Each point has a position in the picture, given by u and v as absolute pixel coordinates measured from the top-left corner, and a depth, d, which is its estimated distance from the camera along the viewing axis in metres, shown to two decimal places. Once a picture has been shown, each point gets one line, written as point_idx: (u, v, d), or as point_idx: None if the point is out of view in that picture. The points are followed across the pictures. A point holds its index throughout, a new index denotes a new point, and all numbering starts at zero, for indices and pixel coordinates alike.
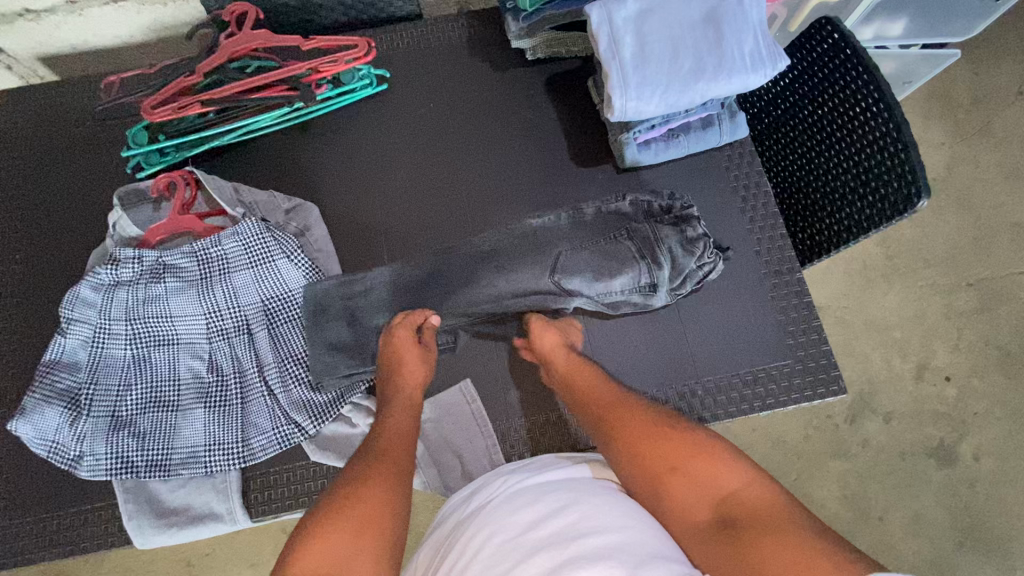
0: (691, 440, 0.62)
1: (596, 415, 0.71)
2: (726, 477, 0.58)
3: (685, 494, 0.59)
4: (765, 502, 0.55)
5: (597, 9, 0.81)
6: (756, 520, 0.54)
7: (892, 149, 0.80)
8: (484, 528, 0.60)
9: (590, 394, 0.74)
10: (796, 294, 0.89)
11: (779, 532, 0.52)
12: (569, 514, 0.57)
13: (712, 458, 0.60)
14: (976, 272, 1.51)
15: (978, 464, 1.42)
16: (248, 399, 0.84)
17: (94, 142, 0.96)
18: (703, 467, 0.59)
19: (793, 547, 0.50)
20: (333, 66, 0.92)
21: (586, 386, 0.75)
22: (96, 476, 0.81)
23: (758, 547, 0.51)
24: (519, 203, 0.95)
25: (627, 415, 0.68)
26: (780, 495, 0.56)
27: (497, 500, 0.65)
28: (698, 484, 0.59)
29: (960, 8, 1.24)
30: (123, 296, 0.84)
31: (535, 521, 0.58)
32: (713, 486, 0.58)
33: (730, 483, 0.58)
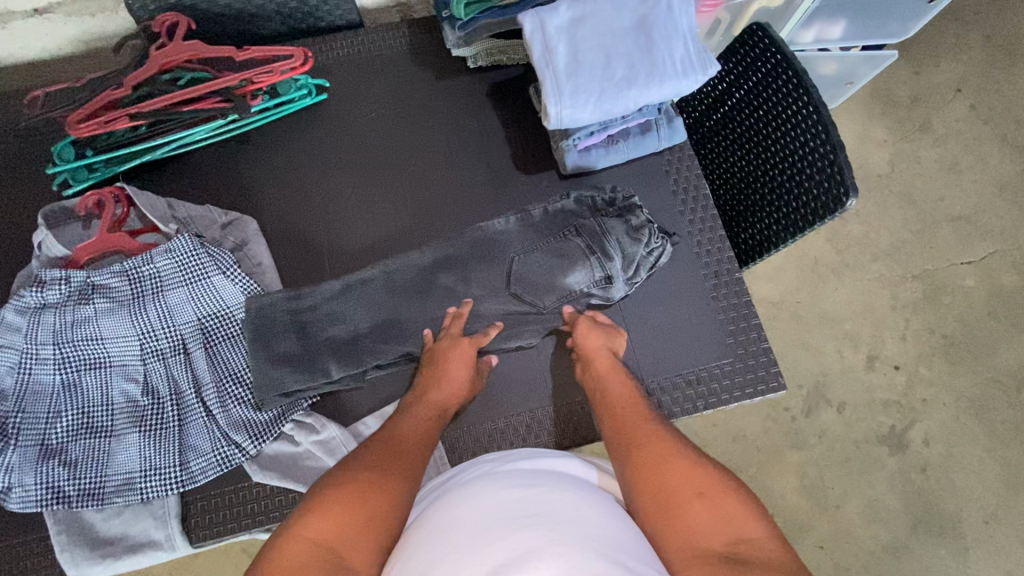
0: (722, 476, 0.62)
1: (625, 427, 0.71)
2: (746, 522, 0.58)
3: (701, 522, 0.58)
4: (781, 557, 0.55)
5: (530, 17, 0.82)
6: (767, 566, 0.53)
7: (822, 151, 0.83)
8: (470, 498, 0.59)
9: (623, 409, 0.74)
10: (736, 293, 0.91)
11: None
12: (550, 501, 0.58)
13: (738, 502, 0.59)
14: (921, 264, 1.57)
15: (928, 449, 1.47)
16: (186, 420, 0.82)
17: (19, 159, 0.92)
18: (724, 507, 0.59)
19: None
20: (269, 78, 0.90)
21: (623, 400, 0.76)
22: (26, 508, 0.78)
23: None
24: (465, 210, 0.95)
25: (661, 436, 0.68)
26: (795, 557, 0.55)
27: (478, 478, 0.64)
28: (717, 517, 0.58)
29: (895, 11, 1.28)
30: (49, 320, 0.80)
31: (521, 499, 0.58)
32: (731, 523, 0.58)
33: (749, 528, 0.57)
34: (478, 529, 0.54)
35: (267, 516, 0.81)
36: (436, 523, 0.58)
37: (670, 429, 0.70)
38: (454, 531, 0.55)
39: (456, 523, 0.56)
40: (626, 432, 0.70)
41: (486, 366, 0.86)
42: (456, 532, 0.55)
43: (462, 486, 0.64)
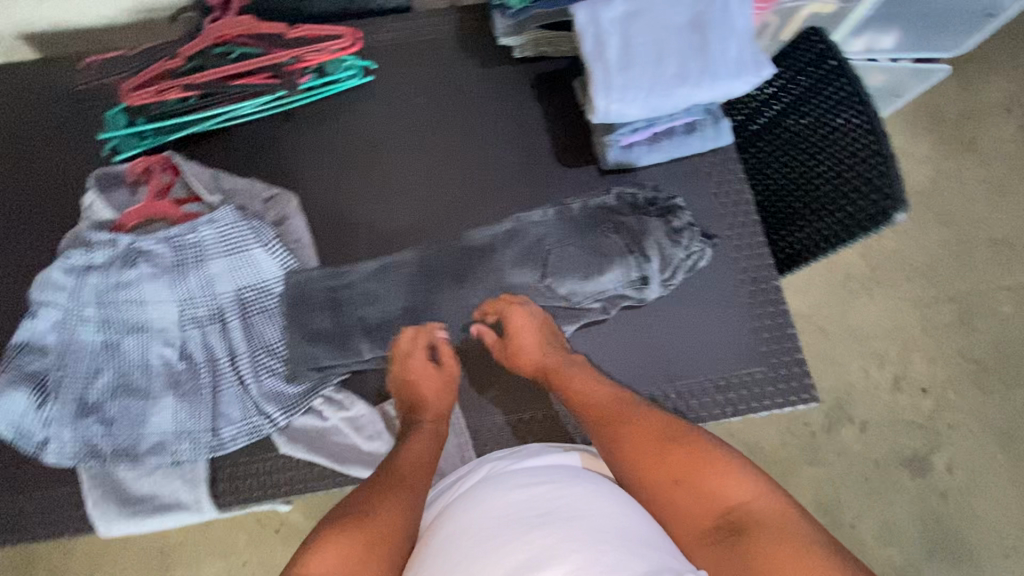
0: (701, 447, 0.65)
1: (596, 422, 0.72)
2: (735, 489, 0.61)
3: (693, 503, 0.61)
4: (774, 512, 0.59)
5: (584, 9, 0.81)
6: (761, 528, 0.57)
7: (872, 160, 0.82)
8: (480, 500, 0.62)
9: (588, 399, 0.74)
10: (773, 301, 0.89)
11: (787, 540, 0.56)
12: (560, 495, 0.60)
13: (722, 471, 0.63)
14: (956, 286, 1.53)
15: (951, 475, 1.43)
16: (218, 388, 0.83)
17: (70, 121, 0.94)
18: (708, 481, 0.62)
19: (799, 552, 0.54)
20: (318, 56, 0.92)
21: (584, 389, 0.76)
22: (63, 461, 0.80)
23: (765, 555, 0.55)
24: (502, 200, 0.95)
25: (632, 421, 0.69)
26: (787, 504, 0.59)
27: (487, 479, 0.66)
28: (705, 494, 0.61)
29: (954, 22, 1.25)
30: (95, 281, 0.83)
31: (529, 499, 0.60)
32: (720, 495, 0.61)
33: (738, 495, 0.61)
34: (491, 534, 0.56)
35: (294, 486, 0.82)
36: (451, 528, 0.60)
37: (640, 410, 0.71)
38: (467, 536, 0.58)
39: (471, 530, 0.58)
40: (599, 426, 0.71)
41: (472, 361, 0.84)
42: (470, 537, 0.57)
43: (471, 489, 0.65)
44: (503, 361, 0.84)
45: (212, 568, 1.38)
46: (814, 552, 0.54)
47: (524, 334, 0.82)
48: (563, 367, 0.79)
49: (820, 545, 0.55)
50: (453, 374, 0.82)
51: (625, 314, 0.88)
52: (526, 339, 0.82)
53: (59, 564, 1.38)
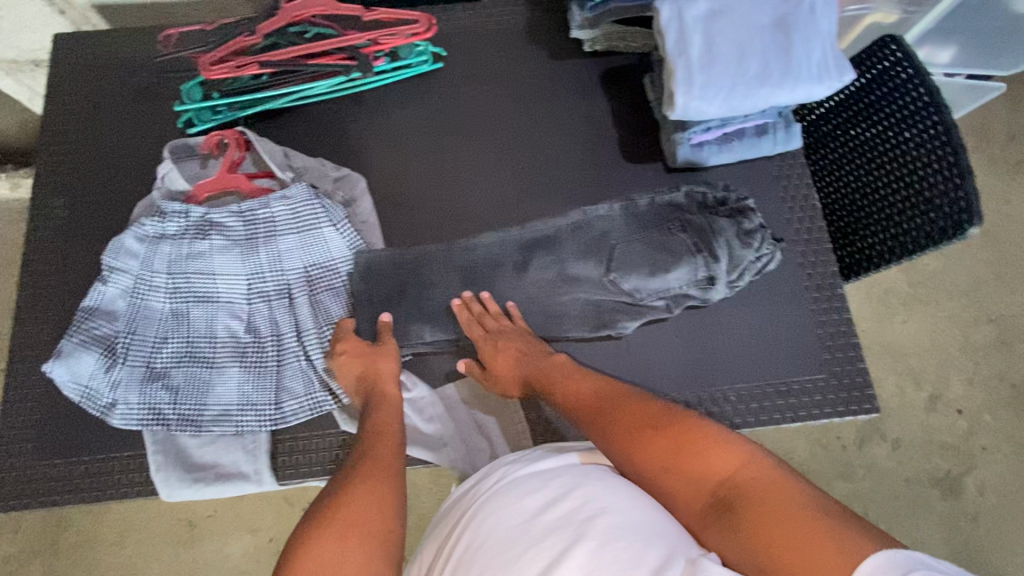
0: (682, 426, 0.64)
1: (587, 419, 0.73)
2: (721, 461, 0.59)
3: (687, 485, 0.60)
4: (762, 478, 0.56)
5: (668, 5, 0.80)
6: (752, 497, 0.55)
7: (946, 173, 0.81)
8: (491, 512, 0.61)
9: (574, 396, 0.76)
10: (837, 308, 0.89)
11: (777, 504, 0.53)
12: (570, 498, 0.59)
13: (705, 446, 0.61)
14: (997, 308, 1.51)
15: (982, 498, 1.42)
16: (283, 362, 0.84)
17: (149, 93, 0.96)
18: (694, 460, 0.61)
19: (793, 517, 0.51)
20: (393, 40, 0.93)
21: (572, 388, 0.77)
22: (127, 425, 0.81)
23: (758, 523, 0.53)
24: (565, 193, 0.95)
25: (619, 412, 0.70)
26: (776, 467, 0.57)
27: (496, 489, 0.65)
28: (695, 474, 0.60)
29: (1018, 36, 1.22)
30: (167, 249, 0.84)
31: (540, 505, 0.59)
32: (707, 472, 0.59)
33: (724, 467, 0.59)
34: (502, 546, 0.57)
35: None
36: (469, 540, 0.61)
37: (626, 400, 0.71)
38: (485, 546, 0.58)
39: (482, 542, 0.59)
40: (592, 424, 0.71)
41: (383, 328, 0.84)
42: (487, 548, 0.58)
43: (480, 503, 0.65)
44: (488, 386, 0.84)
45: (240, 543, 1.40)
46: (805, 509, 0.51)
47: (500, 358, 0.82)
48: (544, 372, 0.80)
49: (813, 502, 0.52)
50: (394, 345, 0.83)
51: (687, 313, 0.89)
52: (504, 360, 0.82)
53: (88, 530, 1.40)
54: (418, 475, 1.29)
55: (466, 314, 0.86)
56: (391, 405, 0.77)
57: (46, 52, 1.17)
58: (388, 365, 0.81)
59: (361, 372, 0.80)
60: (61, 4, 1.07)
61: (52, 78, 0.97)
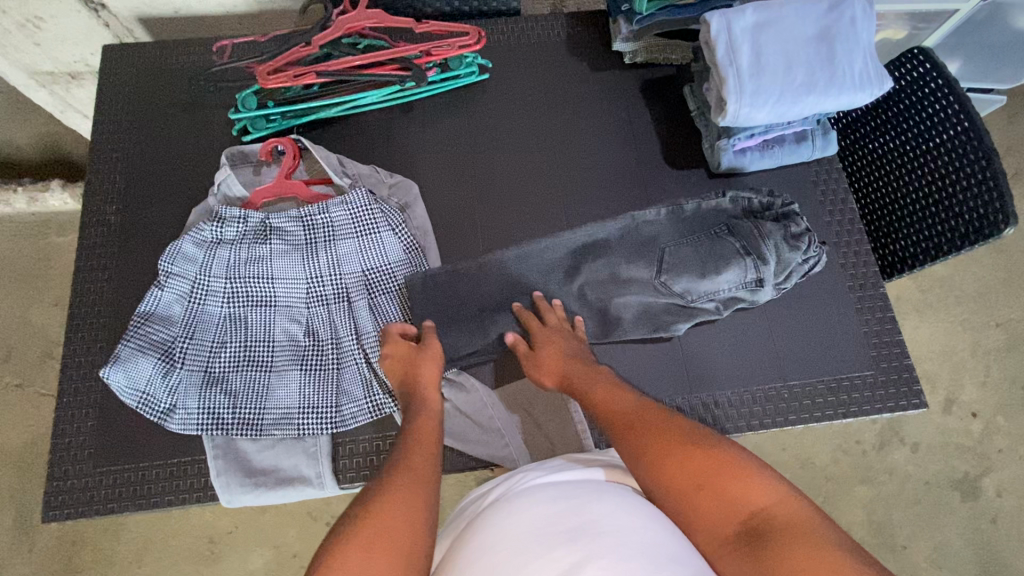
0: (719, 450, 0.61)
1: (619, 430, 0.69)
2: (757, 492, 0.57)
3: (714, 508, 0.58)
4: (794, 514, 0.55)
5: (717, 17, 0.85)
6: (784, 531, 0.54)
7: (979, 177, 0.85)
8: (502, 519, 0.59)
9: (611, 405, 0.73)
10: (880, 307, 0.92)
11: (807, 541, 0.52)
12: (586, 512, 0.57)
13: (742, 474, 0.59)
14: (1006, 312, 1.55)
15: (1001, 499, 1.44)
16: (343, 364, 0.85)
17: (202, 103, 0.98)
18: (727, 484, 0.58)
19: (828, 559, 0.51)
20: (445, 51, 0.95)
21: (610, 397, 0.74)
22: (185, 430, 0.81)
23: (792, 559, 0.51)
24: (611, 198, 0.97)
25: (652, 427, 0.67)
26: (810, 509, 0.56)
27: (513, 495, 0.63)
28: (727, 499, 0.58)
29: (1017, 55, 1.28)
30: (225, 254, 0.85)
31: (556, 515, 0.57)
32: (741, 499, 0.57)
33: (760, 497, 0.57)
34: (516, 549, 0.54)
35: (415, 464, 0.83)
36: (475, 545, 0.58)
37: (663, 416, 0.69)
38: (492, 551, 0.56)
39: (494, 545, 0.56)
40: (622, 433, 0.68)
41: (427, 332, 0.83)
42: (495, 552, 0.55)
43: (493, 511, 0.62)
44: (527, 369, 0.83)
45: (262, 559, 1.36)
46: (839, 556, 0.51)
47: (547, 346, 0.82)
48: (588, 375, 0.79)
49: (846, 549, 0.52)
50: (437, 347, 0.82)
51: (736, 313, 0.90)
52: (548, 352, 0.82)
53: (101, 550, 1.35)
54: (451, 484, 1.28)
55: (525, 313, 0.86)
56: (432, 413, 0.75)
57: (84, 64, 1.18)
58: (432, 369, 0.79)
59: (404, 377, 0.79)
60: (105, 16, 1.08)
61: (102, 88, 0.99)
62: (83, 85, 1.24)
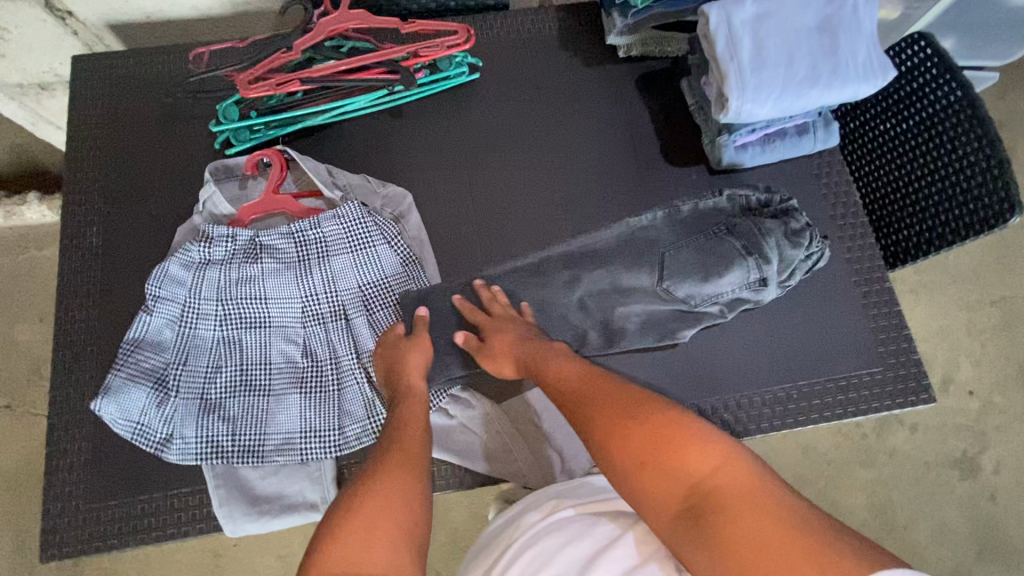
0: (663, 419, 0.59)
1: (568, 404, 0.68)
2: (698, 460, 0.55)
3: (658, 483, 0.56)
4: (739, 480, 0.53)
5: (716, 10, 0.81)
6: (725, 503, 0.51)
7: (983, 166, 0.83)
8: (525, 565, 0.62)
9: (558, 378, 0.71)
10: (886, 302, 0.91)
11: (747, 510, 0.50)
12: (604, 558, 0.58)
13: (684, 442, 0.57)
14: (999, 290, 1.55)
15: (998, 476, 1.45)
16: (343, 384, 0.82)
17: (181, 115, 0.94)
18: (671, 457, 0.56)
19: (771, 524, 0.48)
20: (434, 52, 0.91)
21: (559, 370, 0.72)
22: (184, 460, 0.78)
23: (735, 534, 0.49)
24: (610, 200, 0.95)
25: (597, 396, 0.66)
26: (756, 471, 0.54)
27: (534, 534, 0.65)
28: (669, 473, 0.56)
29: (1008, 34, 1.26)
30: (214, 275, 0.81)
31: (577, 564, 0.59)
32: (683, 471, 0.55)
33: (702, 467, 0.54)
34: None
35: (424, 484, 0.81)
36: None
37: (611, 387, 0.66)
38: None
39: None
40: (572, 408, 0.67)
41: (421, 320, 0.81)
42: None
43: (515, 552, 0.64)
44: (483, 364, 0.80)
45: (268, 571, 1.35)
46: (781, 519, 0.48)
47: (498, 335, 0.79)
48: (541, 353, 0.75)
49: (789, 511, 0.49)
50: (428, 338, 0.81)
51: (741, 314, 0.88)
52: (502, 338, 0.79)
53: (102, 568, 1.33)
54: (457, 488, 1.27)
55: (467, 305, 0.83)
56: (419, 398, 0.74)
57: (53, 74, 1.12)
58: (419, 358, 0.78)
59: (390, 367, 0.78)
60: (72, 24, 1.02)
61: (73, 101, 0.94)
62: (54, 96, 1.18)
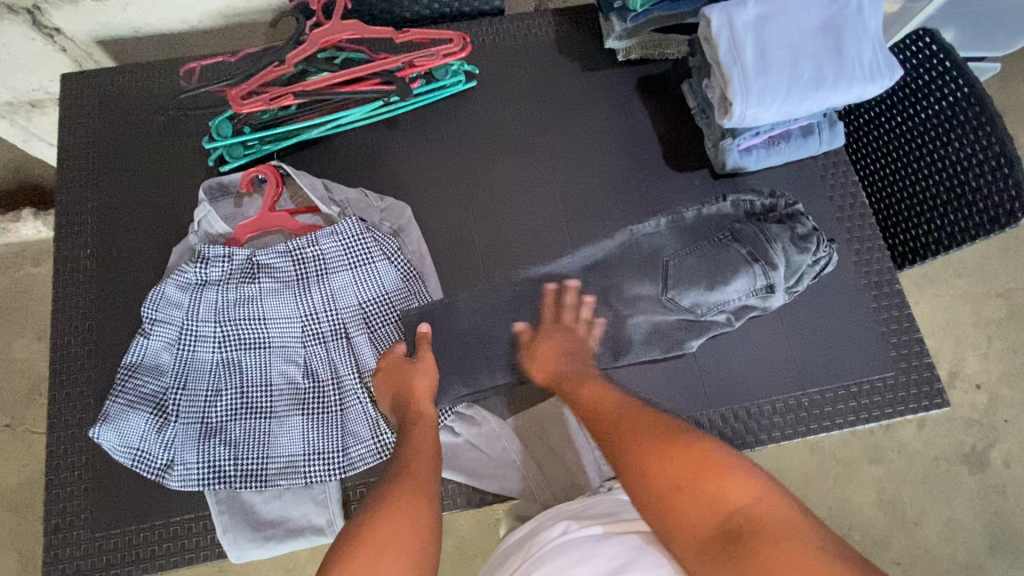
0: (702, 445, 0.59)
1: (602, 422, 0.68)
2: (737, 489, 0.54)
3: (694, 507, 0.55)
4: (779, 515, 0.52)
5: (717, 12, 0.80)
6: (764, 534, 0.50)
7: (994, 164, 0.81)
8: None
9: (597, 395, 0.72)
10: (897, 305, 0.89)
11: (791, 542, 0.49)
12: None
13: (723, 471, 0.56)
14: (1005, 281, 1.53)
15: (1008, 469, 1.44)
16: (346, 405, 0.81)
17: (173, 132, 0.92)
18: (709, 483, 0.55)
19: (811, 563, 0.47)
20: (429, 61, 0.88)
21: (600, 387, 0.73)
22: (186, 486, 0.77)
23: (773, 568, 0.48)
24: (613, 207, 0.93)
25: (633, 421, 0.66)
26: (795, 509, 0.53)
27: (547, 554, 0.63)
28: (705, 498, 0.55)
29: (1010, 23, 1.24)
30: (212, 296, 0.79)
31: None
32: (721, 498, 0.54)
33: (741, 497, 0.54)
34: None
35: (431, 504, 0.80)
36: None
37: (642, 415, 0.67)
38: None
39: None
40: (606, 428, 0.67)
41: (422, 338, 0.80)
42: None
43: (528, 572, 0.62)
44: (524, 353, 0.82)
45: None
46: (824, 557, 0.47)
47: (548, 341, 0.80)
48: (580, 369, 0.77)
49: (831, 547, 0.48)
50: (431, 361, 0.79)
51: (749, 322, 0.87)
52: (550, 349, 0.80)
53: None
54: None
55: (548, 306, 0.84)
56: (428, 424, 0.73)
57: (43, 92, 1.10)
58: (423, 381, 0.76)
59: (396, 392, 0.77)
60: (60, 41, 1.00)
61: (63, 120, 0.92)
62: (44, 113, 1.16)
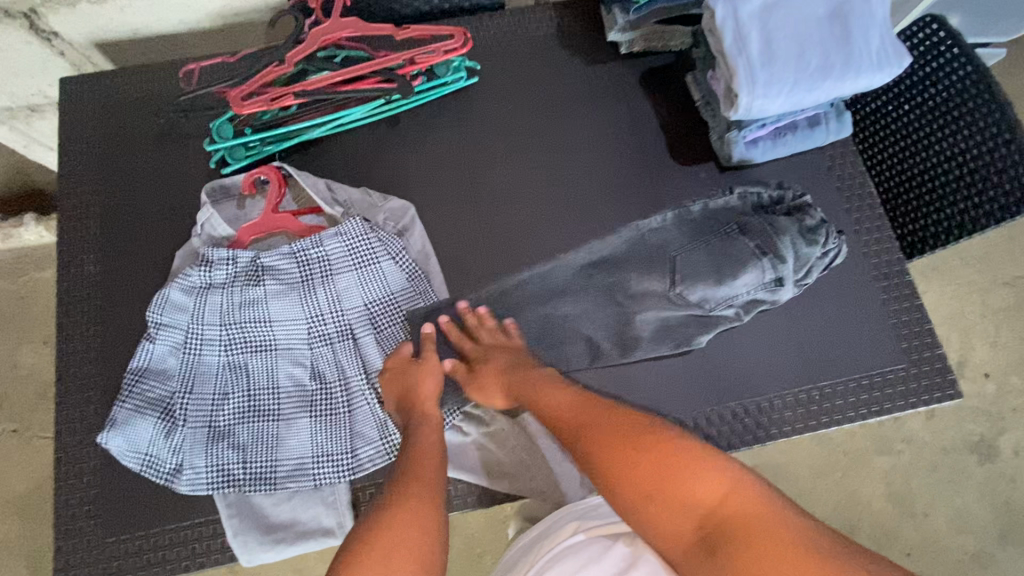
0: (662, 444, 0.59)
1: (562, 428, 0.68)
2: (704, 487, 0.55)
3: (668, 513, 0.55)
4: (750, 505, 0.53)
5: (721, 3, 0.79)
6: (737, 531, 0.51)
7: (1002, 151, 0.81)
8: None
9: (550, 406, 0.71)
10: (907, 296, 0.89)
11: (762, 534, 0.50)
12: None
13: (687, 471, 0.56)
14: (1012, 270, 1.52)
15: (1018, 459, 1.43)
16: (353, 406, 0.80)
17: (174, 135, 0.91)
18: (677, 485, 0.56)
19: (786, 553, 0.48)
20: (430, 58, 0.88)
21: (547, 398, 0.72)
22: (195, 490, 0.76)
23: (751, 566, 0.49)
24: (618, 202, 0.92)
25: (590, 423, 0.65)
26: (765, 493, 0.53)
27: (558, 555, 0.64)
28: (676, 503, 0.55)
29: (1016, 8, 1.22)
30: (217, 300, 0.79)
31: None
32: (691, 500, 0.55)
33: (710, 495, 0.54)
34: None
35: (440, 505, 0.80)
36: None
37: (604, 411, 0.66)
38: None
39: None
40: (569, 434, 0.67)
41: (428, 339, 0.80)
42: None
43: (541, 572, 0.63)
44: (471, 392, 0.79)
45: None
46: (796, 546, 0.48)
47: (489, 362, 0.78)
48: (527, 380, 0.75)
49: (797, 532, 0.49)
50: (436, 360, 0.78)
51: (756, 317, 0.86)
52: (494, 366, 0.78)
53: None
54: None
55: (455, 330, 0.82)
56: (434, 425, 0.72)
57: (42, 96, 1.09)
58: (431, 383, 0.76)
59: (401, 393, 0.76)
60: (57, 44, 0.99)
61: (63, 125, 0.91)
62: (43, 118, 1.15)
